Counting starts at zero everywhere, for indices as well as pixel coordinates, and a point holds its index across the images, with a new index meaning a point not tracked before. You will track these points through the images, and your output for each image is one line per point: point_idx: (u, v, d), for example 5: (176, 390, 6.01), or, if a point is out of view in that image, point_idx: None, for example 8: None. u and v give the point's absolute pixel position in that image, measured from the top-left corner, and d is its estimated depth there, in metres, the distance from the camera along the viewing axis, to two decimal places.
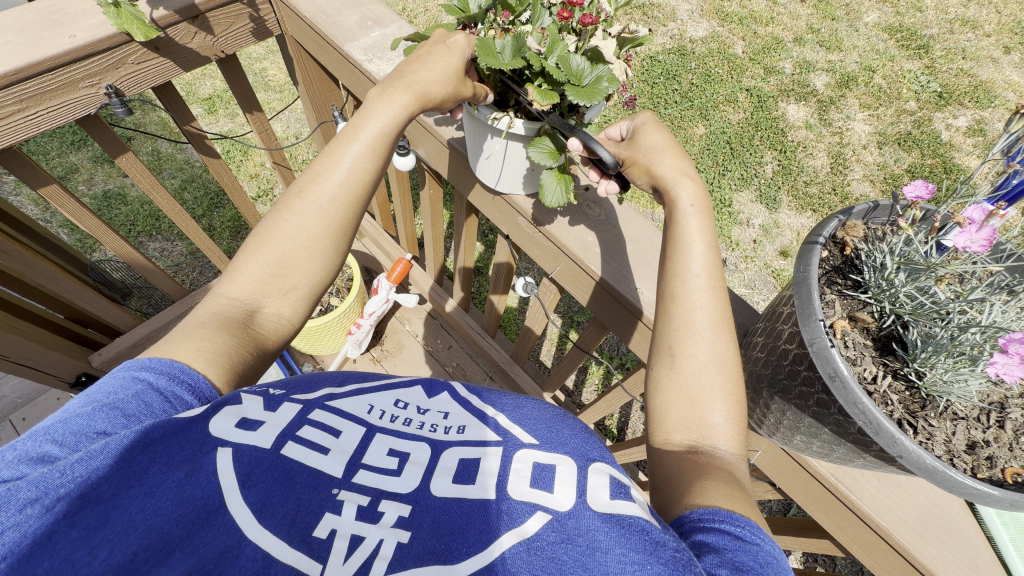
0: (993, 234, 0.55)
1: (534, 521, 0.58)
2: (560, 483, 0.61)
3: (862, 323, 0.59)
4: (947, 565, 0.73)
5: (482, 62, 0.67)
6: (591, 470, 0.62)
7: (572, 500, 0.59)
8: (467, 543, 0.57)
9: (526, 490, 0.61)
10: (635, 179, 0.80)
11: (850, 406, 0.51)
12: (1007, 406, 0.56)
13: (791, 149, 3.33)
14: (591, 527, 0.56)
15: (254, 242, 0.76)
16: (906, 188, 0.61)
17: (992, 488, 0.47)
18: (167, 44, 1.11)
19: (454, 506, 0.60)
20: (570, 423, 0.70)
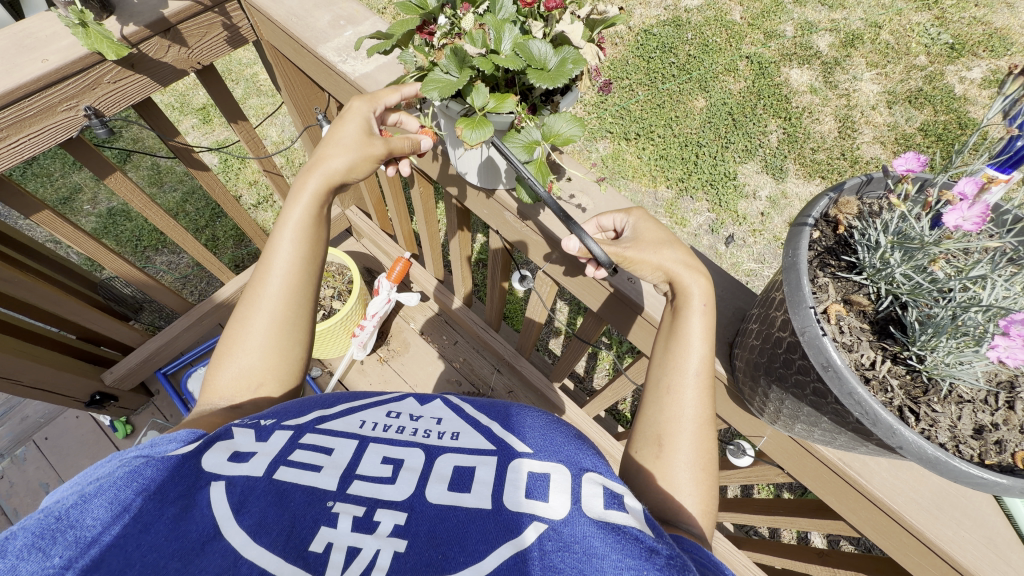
0: (986, 211, 0.51)
1: (531, 531, 0.57)
2: (555, 491, 0.61)
3: (857, 306, 0.56)
4: (964, 546, 0.71)
5: (431, 91, 0.60)
6: (584, 480, 0.63)
7: (567, 506, 0.59)
8: (464, 552, 0.56)
9: (521, 501, 0.60)
10: (644, 275, 0.77)
11: (846, 397, 0.48)
12: (1016, 385, 0.53)
13: (796, 116, 3.23)
14: (586, 534, 0.56)
15: (221, 350, 0.78)
16: (896, 161, 0.57)
17: (1000, 476, 0.44)
18: (141, 60, 1.10)
19: (450, 514, 0.59)
20: (563, 430, 0.71)
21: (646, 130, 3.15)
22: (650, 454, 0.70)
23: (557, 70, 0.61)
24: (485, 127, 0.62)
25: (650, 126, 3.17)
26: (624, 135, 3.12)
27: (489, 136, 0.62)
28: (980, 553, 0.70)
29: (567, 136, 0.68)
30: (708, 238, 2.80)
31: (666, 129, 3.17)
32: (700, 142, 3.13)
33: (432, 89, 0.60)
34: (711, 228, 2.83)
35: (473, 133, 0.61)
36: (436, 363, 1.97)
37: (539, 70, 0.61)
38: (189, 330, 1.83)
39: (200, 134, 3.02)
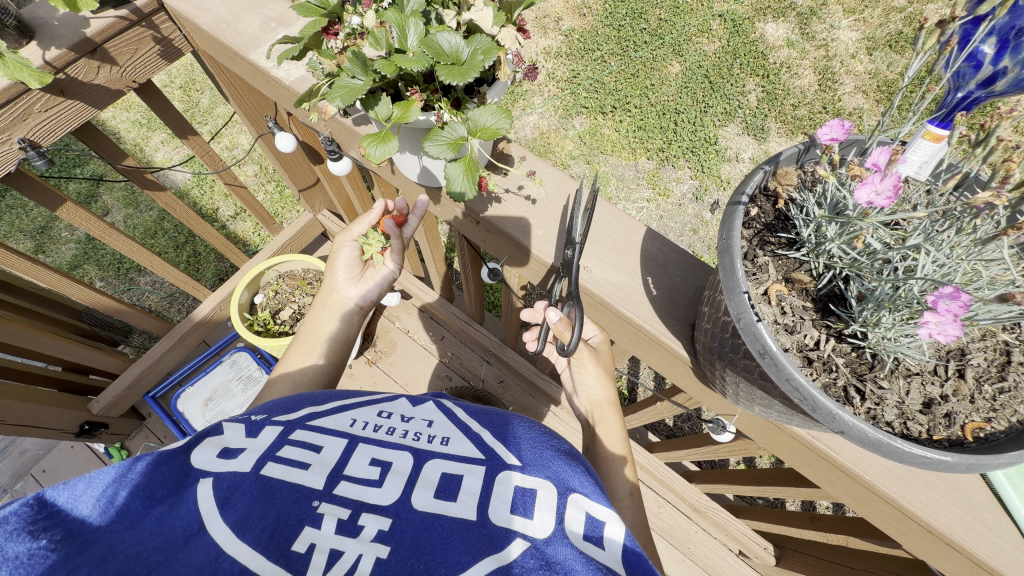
0: (898, 183, 0.48)
1: (516, 548, 0.56)
2: (539, 510, 0.60)
3: (799, 284, 0.53)
4: (938, 510, 0.70)
5: (340, 101, 0.57)
6: (570, 501, 0.62)
7: (550, 526, 0.59)
8: (446, 563, 0.55)
9: (505, 516, 0.60)
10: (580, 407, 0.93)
11: (783, 383, 0.46)
12: (967, 352, 0.52)
13: (774, 72, 3.14)
14: (567, 556, 0.55)
15: None
16: (820, 130, 0.54)
17: (943, 455, 0.43)
18: (71, 85, 1.06)
19: (435, 522, 0.58)
20: (554, 444, 0.72)
21: (622, 102, 3.07)
22: None
23: (468, 63, 0.58)
24: (389, 143, 0.64)
25: (626, 97, 3.09)
26: (600, 109, 3.04)
27: (394, 151, 0.65)
28: (954, 514, 0.70)
29: (493, 129, 0.65)
30: (693, 206, 2.76)
31: (642, 99, 3.09)
32: (677, 109, 3.06)
33: (338, 96, 0.58)
34: (695, 196, 2.78)
35: (377, 151, 0.64)
36: (426, 359, 1.96)
37: (449, 65, 0.58)
38: (171, 349, 1.81)
39: (170, 150, 2.97)
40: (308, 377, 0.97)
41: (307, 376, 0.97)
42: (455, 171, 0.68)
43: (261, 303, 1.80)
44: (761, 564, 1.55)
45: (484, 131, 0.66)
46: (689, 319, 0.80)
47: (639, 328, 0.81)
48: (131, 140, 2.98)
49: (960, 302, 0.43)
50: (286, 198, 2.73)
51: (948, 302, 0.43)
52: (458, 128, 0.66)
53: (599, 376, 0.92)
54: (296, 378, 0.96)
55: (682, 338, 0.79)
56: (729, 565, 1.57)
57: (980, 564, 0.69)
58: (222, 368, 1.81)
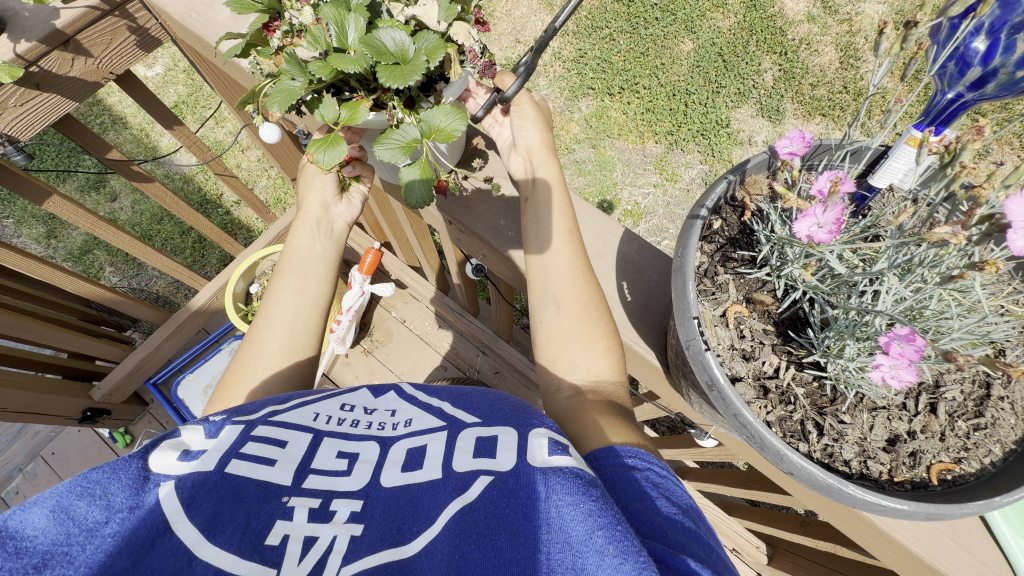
0: (841, 215, 0.46)
1: (479, 486, 0.56)
2: (502, 449, 0.59)
3: (761, 305, 0.54)
4: (918, 534, 0.66)
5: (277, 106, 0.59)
6: (532, 434, 0.61)
7: (513, 459, 0.57)
8: (417, 522, 0.54)
9: (469, 461, 0.59)
10: (510, 160, 0.82)
11: (732, 418, 0.45)
12: (942, 384, 0.54)
13: (792, 49, 2.99)
14: (529, 480, 0.54)
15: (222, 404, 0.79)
16: (780, 141, 0.53)
17: (903, 503, 0.43)
18: (46, 78, 1.05)
19: (405, 492, 0.58)
20: (511, 403, 0.71)
21: (631, 82, 2.96)
22: (550, 315, 0.74)
23: (412, 62, 0.61)
24: (336, 149, 0.66)
25: (635, 78, 2.98)
26: (607, 90, 2.94)
27: (343, 156, 0.67)
28: (933, 535, 0.67)
29: (449, 122, 0.63)
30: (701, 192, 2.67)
31: (652, 79, 2.97)
32: (688, 89, 2.93)
33: (277, 101, 0.59)
34: (704, 181, 2.68)
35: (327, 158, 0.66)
36: (421, 349, 1.94)
37: (392, 65, 0.60)
38: (169, 339, 1.83)
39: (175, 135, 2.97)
40: (308, 299, 0.87)
41: (306, 298, 0.87)
42: (407, 172, 0.68)
43: (258, 292, 1.81)
44: (752, 562, 1.54)
45: (439, 130, 0.64)
46: (663, 327, 0.77)
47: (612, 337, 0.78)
48: (138, 125, 2.98)
49: (915, 346, 0.43)
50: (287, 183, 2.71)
51: (902, 344, 0.43)
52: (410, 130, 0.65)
53: (533, 128, 0.79)
54: (295, 302, 0.86)
55: (655, 347, 0.75)
56: None
57: None
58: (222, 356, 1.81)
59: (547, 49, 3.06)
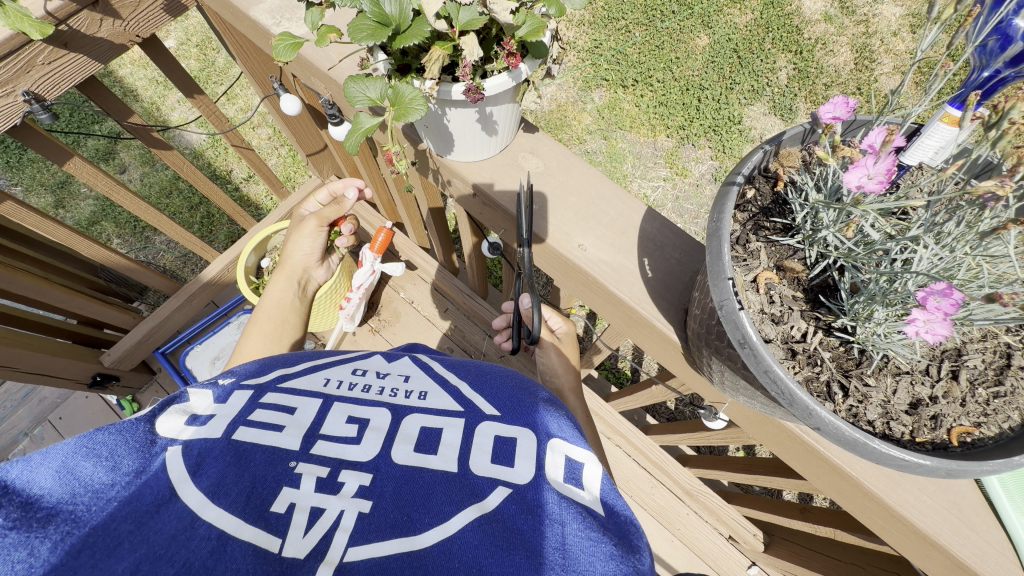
0: (893, 167, 0.45)
1: (495, 497, 0.54)
2: (521, 457, 0.58)
3: (792, 272, 0.51)
4: (924, 509, 0.69)
5: None
6: (550, 447, 0.60)
7: (531, 472, 0.57)
8: (429, 513, 0.53)
9: (487, 465, 0.58)
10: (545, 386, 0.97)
11: (760, 373, 0.45)
12: (965, 352, 0.50)
13: (808, 48, 2.98)
14: (551, 501, 0.54)
15: None
16: (822, 107, 0.49)
17: (922, 457, 0.42)
18: (74, 38, 1.05)
19: (415, 476, 0.56)
20: (532, 393, 0.69)
21: (645, 75, 2.96)
22: None
23: (391, 29, 0.56)
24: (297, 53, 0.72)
25: (649, 71, 2.97)
26: (621, 81, 2.93)
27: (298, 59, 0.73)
28: (939, 516, 0.69)
29: (406, 108, 0.59)
30: (710, 187, 2.67)
31: (666, 72, 2.97)
32: (702, 84, 2.93)
33: None
34: (714, 176, 2.69)
35: (284, 51, 0.74)
36: (428, 331, 1.95)
37: (371, 22, 0.56)
38: (178, 310, 1.84)
39: (186, 109, 2.96)
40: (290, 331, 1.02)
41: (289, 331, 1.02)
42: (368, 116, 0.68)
43: (268, 266, 1.81)
44: (749, 550, 1.57)
45: (399, 107, 0.60)
46: (682, 304, 0.78)
47: (632, 311, 0.79)
48: (149, 98, 2.97)
49: (951, 300, 0.40)
50: (298, 162, 2.71)
51: (938, 300, 0.41)
52: (380, 86, 0.62)
53: (563, 364, 0.94)
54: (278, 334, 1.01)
55: (674, 322, 0.77)
56: (718, 549, 1.61)
57: (964, 569, 0.69)
58: (229, 329, 1.82)
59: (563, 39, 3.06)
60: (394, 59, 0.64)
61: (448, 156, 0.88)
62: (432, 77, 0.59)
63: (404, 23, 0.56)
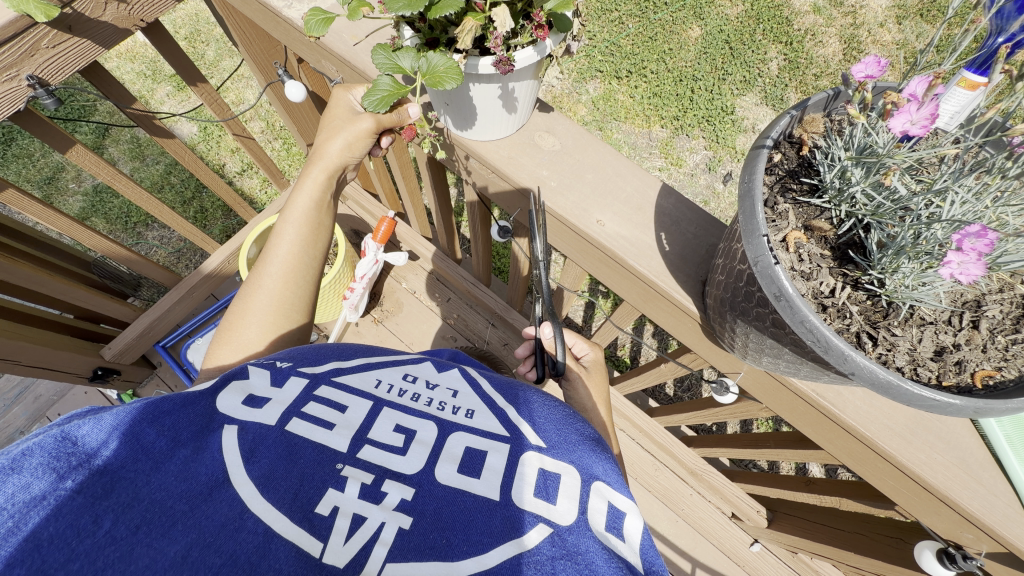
0: (936, 111, 0.47)
1: (535, 534, 0.55)
2: (563, 495, 0.59)
3: (819, 232, 0.53)
4: (935, 466, 0.72)
5: None
6: (593, 490, 0.60)
7: (573, 515, 0.57)
8: (467, 540, 0.55)
9: (528, 497, 0.58)
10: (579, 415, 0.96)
11: (797, 325, 0.47)
12: (982, 304, 0.52)
13: (798, 39, 3.03)
14: (590, 548, 0.55)
15: (224, 335, 0.81)
16: (854, 67, 0.52)
17: (953, 398, 0.44)
18: (78, 21, 1.03)
19: (457, 498, 0.58)
20: (579, 426, 0.66)
21: (639, 66, 2.98)
22: None
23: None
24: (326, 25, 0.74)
25: (643, 62, 3.00)
26: (615, 73, 2.95)
27: (326, 30, 0.74)
28: (949, 472, 0.72)
29: (438, 76, 0.60)
30: (705, 177, 2.70)
31: (659, 64, 3.00)
32: (695, 75, 2.96)
33: None
34: (708, 166, 2.72)
35: (316, 27, 0.74)
36: (432, 321, 1.96)
37: None
38: (178, 302, 1.82)
39: (177, 103, 2.91)
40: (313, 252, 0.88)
41: (311, 253, 0.88)
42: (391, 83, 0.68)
43: None
44: (752, 527, 1.61)
45: (430, 76, 0.61)
46: (701, 276, 0.80)
47: (651, 284, 0.81)
48: (137, 91, 2.93)
49: (986, 241, 0.42)
50: (293, 155, 2.69)
51: (974, 241, 0.43)
52: (410, 59, 0.64)
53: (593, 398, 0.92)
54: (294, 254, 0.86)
55: (693, 294, 0.79)
56: (720, 527, 1.65)
57: (973, 522, 0.72)
58: None
59: None
60: (423, 34, 0.66)
61: (466, 135, 0.89)
62: (464, 47, 0.60)
63: None
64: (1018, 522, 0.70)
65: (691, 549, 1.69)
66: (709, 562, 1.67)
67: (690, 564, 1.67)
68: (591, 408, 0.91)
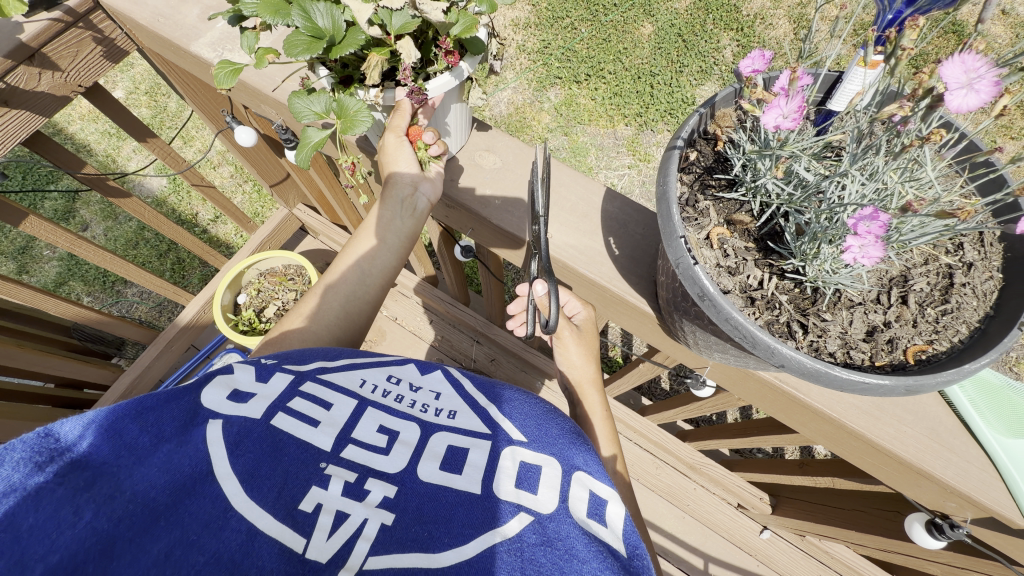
0: (802, 104, 0.48)
1: (515, 522, 0.55)
2: (544, 486, 0.59)
3: (741, 225, 0.54)
4: (905, 441, 0.71)
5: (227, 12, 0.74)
6: (573, 479, 0.60)
7: (554, 504, 0.58)
8: (449, 533, 0.54)
9: (510, 490, 0.58)
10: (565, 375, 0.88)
11: (723, 322, 0.47)
12: (910, 279, 0.55)
13: (748, 24, 3.08)
14: (571, 535, 0.55)
15: None
16: (742, 62, 0.54)
17: (881, 379, 0.45)
18: (13, 94, 1.03)
19: (440, 495, 0.57)
20: (560, 421, 0.67)
21: (597, 68, 3.01)
22: None
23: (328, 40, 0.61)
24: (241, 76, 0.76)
25: (600, 64, 3.03)
26: (574, 78, 2.99)
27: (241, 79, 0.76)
28: (921, 444, 0.71)
29: (352, 116, 0.61)
30: None
31: (616, 64, 3.03)
32: (652, 71, 3.00)
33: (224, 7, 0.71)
34: None
35: (225, 78, 0.75)
36: (416, 345, 1.94)
37: (308, 36, 0.60)
38: (158, 358, 1.80)
39: (144, 158, 2.91)
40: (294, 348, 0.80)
41: None
42: (315, 130, 0.69)
43: (245, 303, 1.79)
44: (758, 515, 1.59)
45: (344, 120, 0.62)
46: (651, 276, 0.80)
47: (605, 290, 0.81)
48: (103, 150, 2.93)
49: (879, 223, 0.44)
50: (264, 196, 2.69)
51: (867, 224, 0.44)
52: (324, 100, 0.64)
53: (583, 355, 0.86)
54: None
55: (646, 295, 0.79)
56: (728, 518, 1.63)
57: (952, 492, 0.71)
58: None
59: (511, 43, 3.09)
60: (336, 72, 0.68)
61: None
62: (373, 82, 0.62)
63: (338, 35, 0.62)
64: (994, 486, 0.69)
65: (701, 544, 1.67)
66: (721, 556, 1.65)
67: (702, 560, 1.65)
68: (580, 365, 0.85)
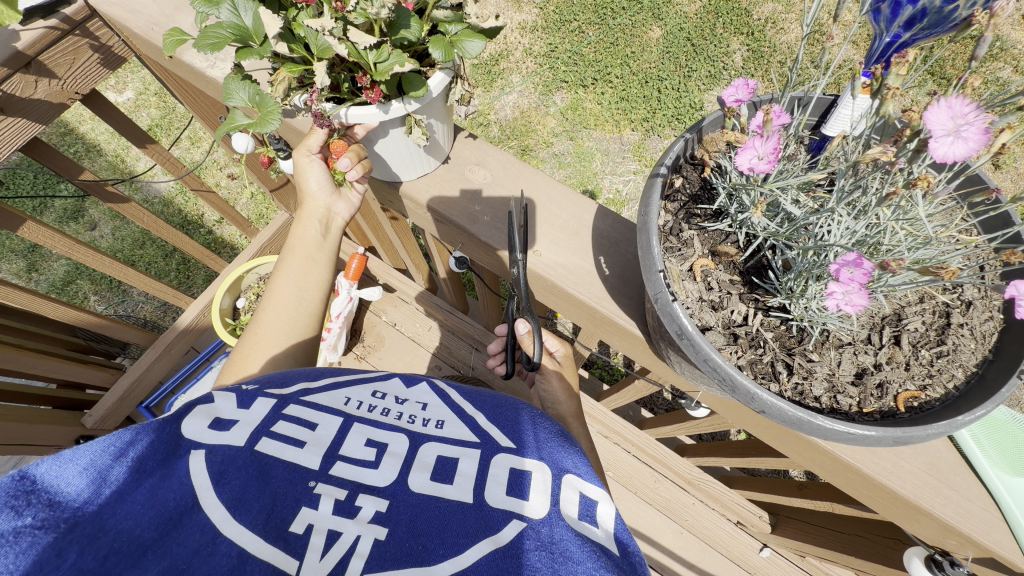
0: (777, 145, 0.50)
1: (509, 529, 0.53)
2: (535, 490, 0.57)
3: (726, 257, 0.58)
4: (904, 477, 0.68)
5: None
6: (564, 482, 0.58)
7: (547, 507, 0.55)
8: (444, 544, 0.51)
9: (502, 497, 0.56)
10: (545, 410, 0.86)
11: (702, 362, 0.50)
12: (903, 318, 0.57)
13: (759, 29, 3.03)
14: (565, 537, 0.52)
15: None
16: (727, 90, 0.57)
17: (868, 430, 0.47)
18: (9, 102, 1.03)
19: (431, 505, 0.54)
20: (546, 423, 0.65)
21: (604, 72, 2.98)
22: None
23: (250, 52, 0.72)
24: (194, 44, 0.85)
25: (607, 68, 3.00)
26: (581, 82, 2.96)
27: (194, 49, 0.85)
28: (921, 480, 0.68)
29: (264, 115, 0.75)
30: None
31: (623, 68, 3.00)
32: (660, 75, 2.96)
33: None
34: None
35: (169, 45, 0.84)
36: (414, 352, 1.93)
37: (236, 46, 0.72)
38: (157, 362, 1.80)
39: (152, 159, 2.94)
40: None
41: None
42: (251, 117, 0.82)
43: (243, 307, 1.78)
44: (758, 532, 1.56)
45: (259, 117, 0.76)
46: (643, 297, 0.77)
47: (594, 311, 0.78)
48: (112, 151, 2.95)
49: (864, 270, 0.44)
50: (269, 198, 2.70)
51: (852, 270, 0.44)
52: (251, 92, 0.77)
53: (565, 390, 0.86)
54: None
55: (635, 317, 0.75)
56: (727, 534, 1.60)
57: (953, 532, 0.67)
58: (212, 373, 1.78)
59: (517, 46, 3.07)
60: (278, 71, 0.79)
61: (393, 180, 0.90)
62: (285, 93, 0.75)
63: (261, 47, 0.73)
64: (997, 527, 0.66)
65: (700, 561, 1.63)
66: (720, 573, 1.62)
67: None
68: (563, 400, 0.85)
